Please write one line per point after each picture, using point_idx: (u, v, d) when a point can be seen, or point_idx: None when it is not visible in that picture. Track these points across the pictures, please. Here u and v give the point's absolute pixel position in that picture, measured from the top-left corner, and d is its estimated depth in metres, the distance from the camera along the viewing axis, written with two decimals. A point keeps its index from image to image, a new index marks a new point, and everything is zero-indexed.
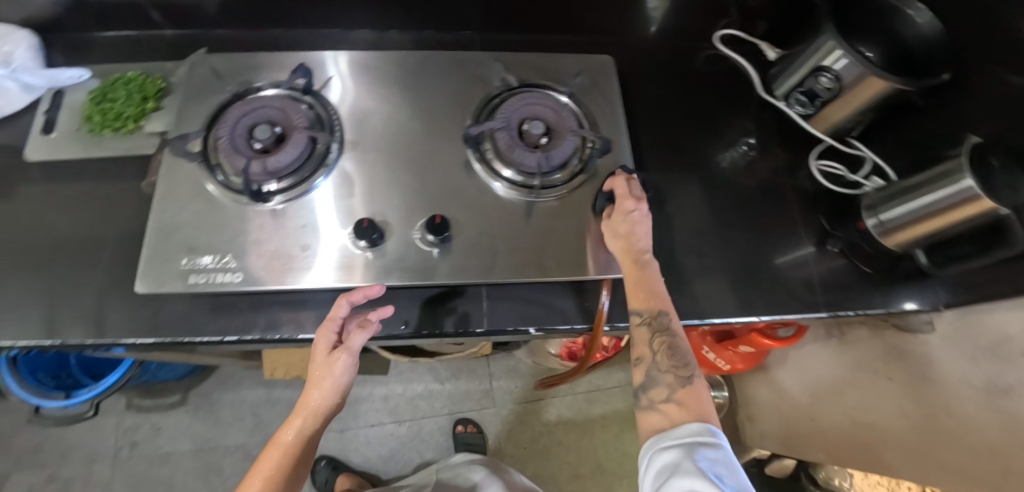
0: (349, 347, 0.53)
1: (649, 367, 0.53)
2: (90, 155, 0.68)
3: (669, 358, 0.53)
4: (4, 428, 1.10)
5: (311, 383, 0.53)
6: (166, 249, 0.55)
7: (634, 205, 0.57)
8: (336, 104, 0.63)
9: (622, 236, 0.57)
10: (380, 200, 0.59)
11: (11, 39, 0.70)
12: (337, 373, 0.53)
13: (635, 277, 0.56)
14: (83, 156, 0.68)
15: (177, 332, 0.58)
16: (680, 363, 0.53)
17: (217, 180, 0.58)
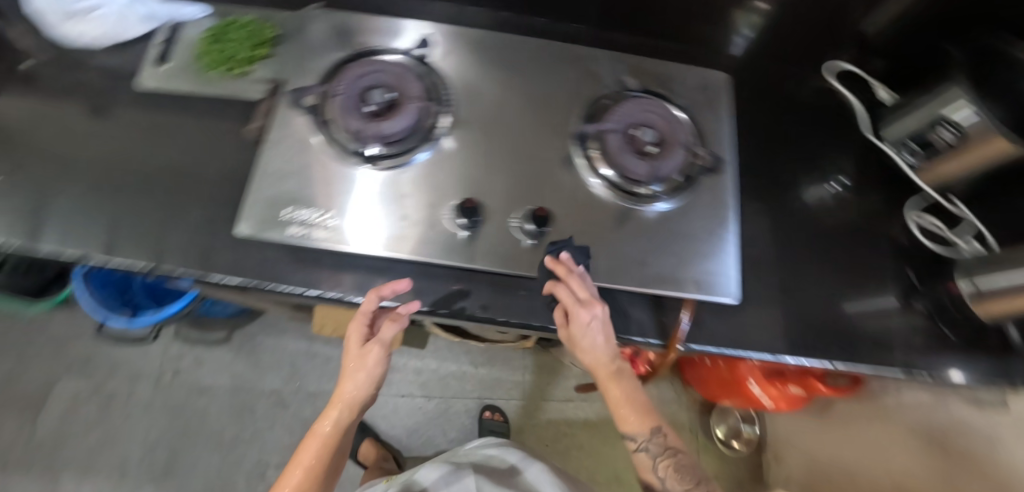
0: (380, 339, 0.56)
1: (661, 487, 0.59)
2: (197, 91, 0.69)
3: (676, 475, 0.59)
4: (62, 334, 1.16)
5: (349, 377, 0.57)
6: (268, 195, 0.56)
7: (590, 314, 0.52)
8: (449, 79, 0.63)
9: (586, 351, 0.54)
10: (480, 183, 0.59)
11: None
12: (369, 363, 0.58)
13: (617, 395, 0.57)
14: (191, 91, 0.70)
15: (265, 278, 0.60)
16: (686, 477, 0.59)
17: (326, 135, 0.58)
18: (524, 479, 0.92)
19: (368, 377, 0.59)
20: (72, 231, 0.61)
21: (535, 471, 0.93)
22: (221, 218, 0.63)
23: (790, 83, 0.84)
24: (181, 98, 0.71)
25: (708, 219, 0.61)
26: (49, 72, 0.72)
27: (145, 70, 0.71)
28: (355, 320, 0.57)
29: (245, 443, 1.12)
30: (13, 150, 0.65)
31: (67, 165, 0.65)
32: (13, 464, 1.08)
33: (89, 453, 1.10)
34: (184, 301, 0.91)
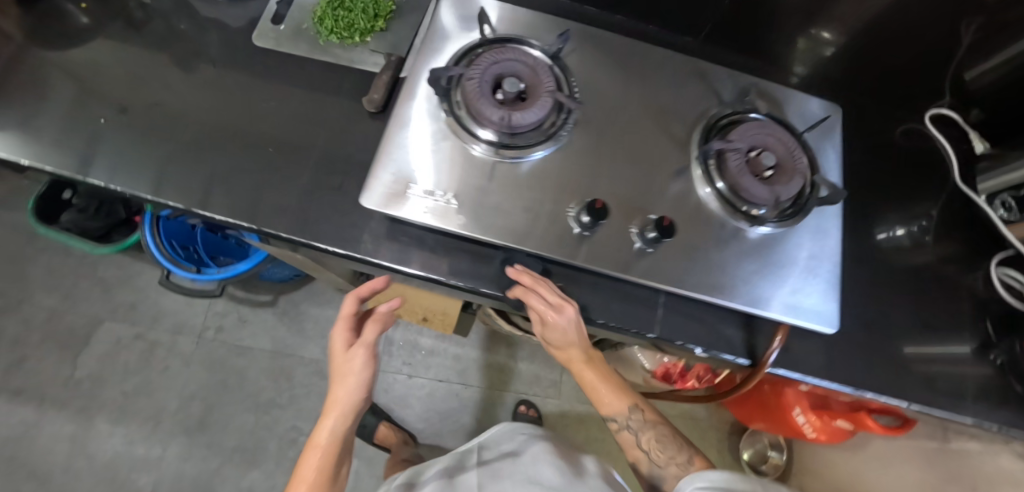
0: (365, 340, 0.65)
1: (651, 462, 0.67)
2: (311, 57, 0.69)
3: (661, 448, 0.66)
4: (112, 277, 1.17)
5: (344, 381, 0.65)
6: (397, 171, 0.56)
7: (565, 312, 0.58)
8: (577, 77, 0.62)
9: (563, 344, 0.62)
10: (598, 185, 0.60)
11: None
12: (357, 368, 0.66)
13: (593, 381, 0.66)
14: (304, 56, 0.69)
15: (371, 251, 0.60)
16: (672, 452, 0.66)
17: (452, 117, 0.57)
18: (524, 456, 0.89)
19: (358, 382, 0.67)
20: (183, 181, 0.61)
21: (531, 448, 0.91)
22: (327, 183, 0.63)
23: (885, 121, 0.84)
24: (289, 56, 0.69)
25: (813, 249, 0.62)
26: (164, 20, 0.72)
27: (261, 28, 0.70)
28: (339, 327, 0.66)
29: (280, 407, 1.12)
30: (129, 94, 0.66)
31: (178, 113, 0.65)
32: (52, 400, 1.09)
33: (126, 399, 1.10)
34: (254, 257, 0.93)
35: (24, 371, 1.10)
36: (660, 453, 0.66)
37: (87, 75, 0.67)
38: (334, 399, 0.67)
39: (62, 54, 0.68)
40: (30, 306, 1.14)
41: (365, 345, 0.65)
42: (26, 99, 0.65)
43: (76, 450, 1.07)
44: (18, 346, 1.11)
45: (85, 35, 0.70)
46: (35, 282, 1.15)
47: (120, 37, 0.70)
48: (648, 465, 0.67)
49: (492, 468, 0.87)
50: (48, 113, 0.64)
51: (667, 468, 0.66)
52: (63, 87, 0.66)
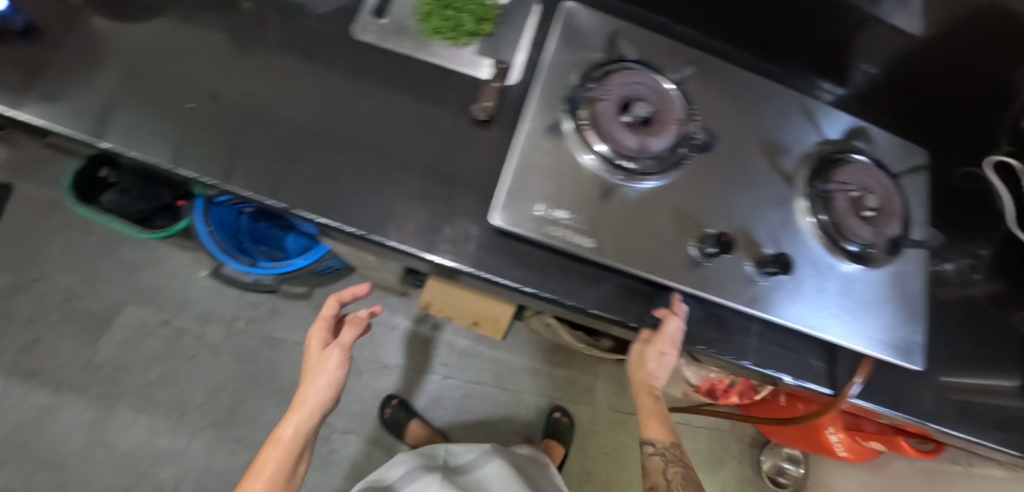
0: (341, 341, 0.63)
1: None
2: (412, 55, 0.66)
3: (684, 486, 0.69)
4: (140, 259, 1.12)
5: (312, 381, 0.62)
6: (525, 188, 0.54)
7: (668, 352, 0.59)
8: (695, 105, 0.62)
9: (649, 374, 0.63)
10: (713, 215, 0.60)
11: None
12: (328, 368, 0.63)
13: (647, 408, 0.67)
14: (405, 53, 0.66)
15: (481, 266, 0.59)
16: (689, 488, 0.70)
17: (578, 135, 0.56)
18: (487, 476, 0.94)
19: (329, 383, 0.64)
20: (284, 181, 0.58)
21: (495, 465, 0.96)
22: (436, 192, 0.60)
23: (947, 162, 0.87)
24: (391, 52, 0.66)
25: (903, 289, 0.64)
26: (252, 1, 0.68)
27: (361, 22, 0.66)
28: (318, 327, 0.65)
29: None
30: (219, 81, 0.62)
31: (274, 106, 0.61)
32: (70, 385, 1.06)
33: (150, 387, 1.07)
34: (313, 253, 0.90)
35: (38, 353, 1.07)
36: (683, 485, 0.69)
37: (173, 56, 0.62)
38: (303, 397, 0.64)
39: (142, 29, 0.63)
40: (49, 286, 1.10)
41: (341, 346, 0.63)
42: (107, 78, 0.60)
43: (95, 437, 1.04)
44: (33, 326, 1.08)
45: (167, 10, 0.65)
46: (52, 262, 1.11)
47: (205, 16, 0.66)
48: None
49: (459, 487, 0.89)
50: (131, 95, 0.59)
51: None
52: (146, 67, 0.62)
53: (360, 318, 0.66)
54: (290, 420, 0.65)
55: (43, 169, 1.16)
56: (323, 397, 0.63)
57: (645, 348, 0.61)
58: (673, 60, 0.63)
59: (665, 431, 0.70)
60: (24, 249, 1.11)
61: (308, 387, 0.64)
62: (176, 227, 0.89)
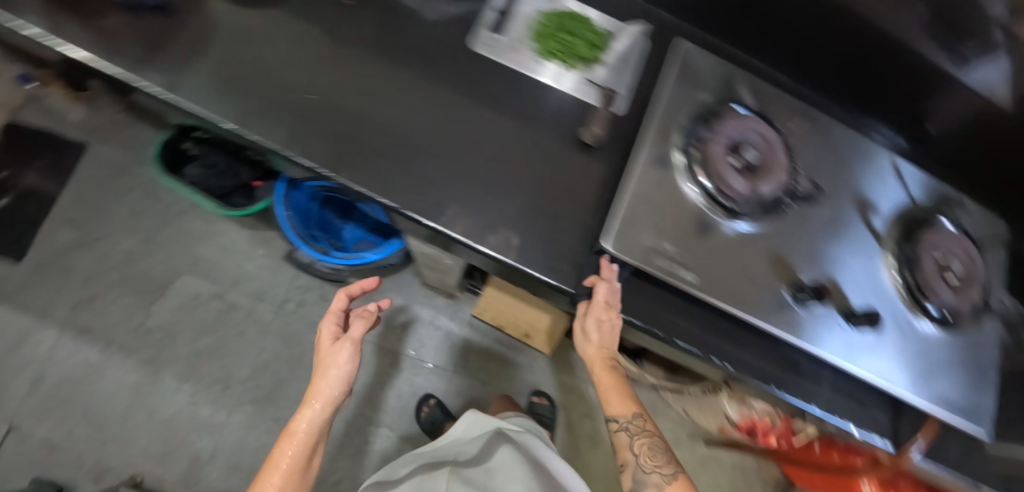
0: (353, 334, 0.66)
1: (637, 470, 0.67)
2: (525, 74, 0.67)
3: (652, 459, 0.66)
4: (200, 230, 1.14)
5: (325, 371, 0.64)
6: (635, 217, 0.55)
7: (612, 317, 0.59)
8: (796, 154, 0.64)
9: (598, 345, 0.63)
10: (808, 262, 0.61)
11: None
12: (340, 359, 0.65)
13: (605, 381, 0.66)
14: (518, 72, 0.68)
15: (579, 286, 0.59)
16: (663, 463, 0.66)
17: (688, 171, 0.58)
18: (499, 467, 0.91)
19: (341, 378, 0.65)
20: (395, 182, 0.60)
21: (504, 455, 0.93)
22: (539, 210, 0.61)
23: None
24: (504, 70, 0.68)
25: (980, 356, 0.65)
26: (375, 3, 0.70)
27: (480, 35, 0.68)
28: (329, 320, 0.68)
29: (352, 392, 1.12)
30: (341, 80, 0.64)
31: (391, 109, 0.64)
32: (120, 345, 1.08)
33: (197, 357, 1.09)
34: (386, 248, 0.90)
35: (94, 311, 1.09)
36: (650, 459, 0.66)
37: (299, 51, 0.65)
38: (314, 391, 0.64)
39: (272, 21, 0.66)
40: (110, 247, 1.12)
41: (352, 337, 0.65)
42: (237, 67, 0.63)
43: (139, 400, 1.06)
44: (91, 284, 1.10)
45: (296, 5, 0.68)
46: (116, 224, 1.14)
47: (330, 14, 0.68)
48: (632, 473, 0.67)
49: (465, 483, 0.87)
50: (259, 86, 0.62)
51: (650, 475, 0.66)
52: (273, 59, 0.64)
53: (370, 313, 0.70)
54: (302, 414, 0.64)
55: (117, 133, 1.19)
56: (336, 387, 0.64)
57: (584, 318, 0.61)
58: (777, 107, 0.65)
59: (628, 403, 0.68)
60: (91, 209, 1.14)
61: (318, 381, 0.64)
62: (252, 207, 0.90)
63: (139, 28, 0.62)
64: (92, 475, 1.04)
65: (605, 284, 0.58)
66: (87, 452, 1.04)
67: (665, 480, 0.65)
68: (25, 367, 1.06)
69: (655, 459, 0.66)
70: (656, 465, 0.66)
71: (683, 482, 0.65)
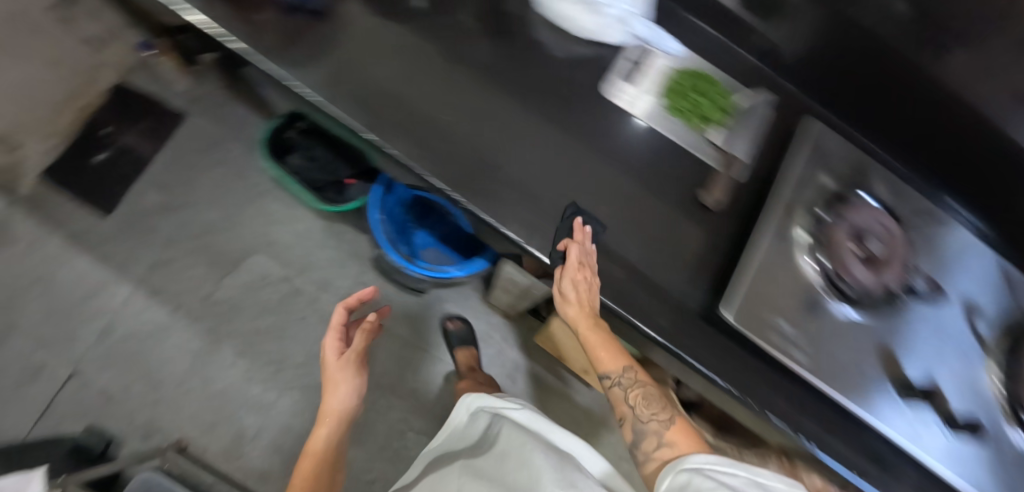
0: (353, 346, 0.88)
1: (635, 421, 0.62)
2: (650, 128, 0.70)
3: (648, 408, 0.62)
4: (279, 213, 1.18)
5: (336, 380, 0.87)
6: (756, 291, 0.56)
7: (590, 276, 0.58)
8: (912, 250, 0.64)
9: (578, 303, 0.59)
10: (912, 360, 0.60)
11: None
12: (346, 368, 0.88)
13: (593, 335, 0.62)
14: (643, 125, 0.70)
15: (683, 346, 0.60)
16: (659, 410, 0.62)
17: (812, 250, 0.58)
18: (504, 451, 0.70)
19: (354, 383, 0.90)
20: (519, 213, 0.61)
21: (507, 430, 0.75)
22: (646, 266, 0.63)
23: None
24: (628, 120, 0.70)
25: None
26: (511, 37, 0.73)
27: (614, 84, 0.70)
28: (332, 338, 0.89)
29: (398, 394, 1.14)
30: (476, 108, 0.68)
31: (520, 144, 0.66)
32: (188, 312, 1.12)
33: (257, 335, 1.12)
34: (467, 265, 0.93)
35: (169, 273, 1.13)
36: (645, 408, 0.61)
37: (439, 74, 0.68)
38: (329, 404, 0.88)
39: (416, 41, 0.69)
40: (193, 215, 1.17)
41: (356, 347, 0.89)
42: (381, 78, 0.65)
43: (197, 367, 1.09)
44: (170, 248, 1.14)
45: (439, 28, 0.71)
46: (202, 193, 1.18)
47: (470, 41, 0.71)
48: (630, 425, 0.62)
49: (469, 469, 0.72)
50: (398, 100, 0.64)
51: (648, 423, 0.60)
52: (415, 77, 0.67)
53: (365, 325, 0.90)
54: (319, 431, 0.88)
55: (215, 107, 1.24)
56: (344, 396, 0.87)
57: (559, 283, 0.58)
58: (899, 200, 0.65)
59: (618, 357, 0.63)
60: (180, 176, 1.19)
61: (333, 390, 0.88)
62: (343, 205, 0.93)
63: (297, 29, 0.65)
64: (141, 432, 1.07)
65: (577, 245, 0.60)
66: (141, 409, 1.08)
67: (663, 426, 0.60)
68: (98, 317, 1.11)
69: (650, 407, 0.62)
70: (653, 412, 0.61)
71: (681, 423, 0.61)
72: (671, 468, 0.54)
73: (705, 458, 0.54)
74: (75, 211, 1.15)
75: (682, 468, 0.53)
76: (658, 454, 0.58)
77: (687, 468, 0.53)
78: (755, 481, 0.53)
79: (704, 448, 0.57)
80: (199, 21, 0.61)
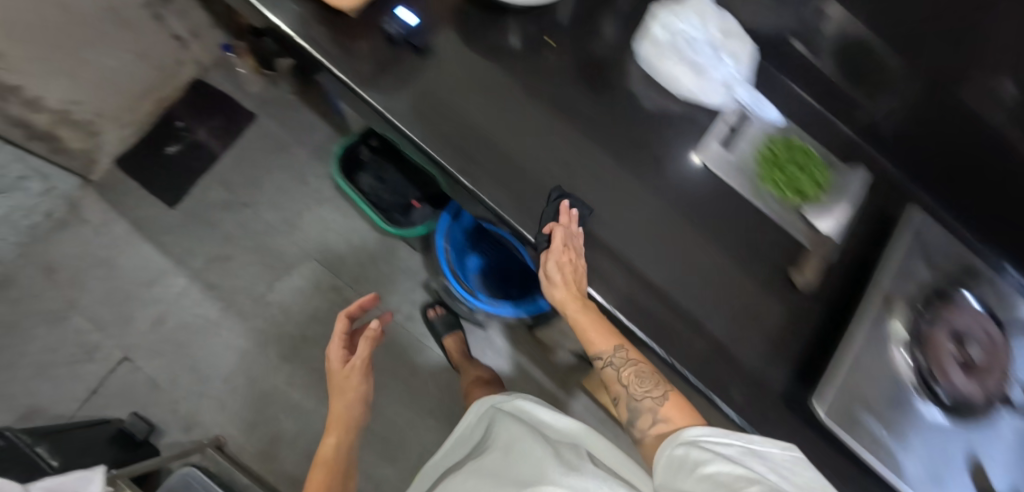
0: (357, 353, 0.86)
1: (630, 398, 0.57)
2: (745, 196, 0.68)
3: (640, 383, 0.57)
4: (337, 221, 1.19)
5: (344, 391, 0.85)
6: (845, 385, 0.55)
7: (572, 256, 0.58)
8: (1006, 358, 0.62)
9: (565, 284, 0.58)
10: (998, 473, 0.58)
11: (742, 59, 0.69)
12: (353, 378, 0.86)
13: (584, 314, 0.59)
14: (738, 193, 0.69)
15: (760, 428, 0.58)
16: (653, 386, 0.57)
17: (908, 346, 0.58)
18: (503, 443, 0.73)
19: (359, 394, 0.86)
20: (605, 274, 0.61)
21: (506, 425, 0.78)
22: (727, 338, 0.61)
23: None
24: (722, 188, 0.68)
25: None
26: (611, 87, 0.71)
27: (711, 148, 0.69)
28: (337, 347, 0.88)
29: (433, 415, 1.14)
30: (571, 161, 0.66)
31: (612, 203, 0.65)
32: (239, 309, 1.14)
33: (303, 340, 1.13)
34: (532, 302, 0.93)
35: (225, 269, 1.16)
36: (637, 386, 0.57)
37: (539, 122, 0.67)
38: (336, 418, 0.84)
39: (517, 86, 0.69)
40: (254, 214, 1.19)
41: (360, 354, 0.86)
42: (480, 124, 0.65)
43: (242, 365, 1.11)
44: (228, 245, 1.17)
45: (540, 72, 0.70)
46: (264, 194, 1.20)
47: (571, 87, 0.70)
48: (626, 403, 0.58)
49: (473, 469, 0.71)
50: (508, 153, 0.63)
51: (642, 400, 0.56)
52: (514, 123, 0.67)
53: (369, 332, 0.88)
54: (327, 441, 0.83)
55: (284, 111, 1.26)
56: (351, 410, 0.84)
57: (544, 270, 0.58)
58: (993, 302, 0.63)
59: (608, 335, 0.59)
60: (245, 174, 1.21)
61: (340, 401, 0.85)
62: (414, 230, 0.92)
63: (398, 64, 0.66)
64: (182, 423, 1.09)
65: (562, 228, 0.59)
66: (185, 400, 1.10)
67: (657, 403, 0.55)
68: (153, 305, 1.13)
69: (644, 385, 0.57)
70: (647, 389, 0.56)
71: (678, 399, 0.56)
72: (669, 443, 0.50)
73: (701, 430, 0.50)
74: (143, 200, 1.19)
75: (677, 444, 0.50)
76: (654, 431, 0.54)
77: (682, 442, 0.50)
78: (751, 450, 0.49)
79: (699, 420, 0.53)
80: (316, 57, 0.65)
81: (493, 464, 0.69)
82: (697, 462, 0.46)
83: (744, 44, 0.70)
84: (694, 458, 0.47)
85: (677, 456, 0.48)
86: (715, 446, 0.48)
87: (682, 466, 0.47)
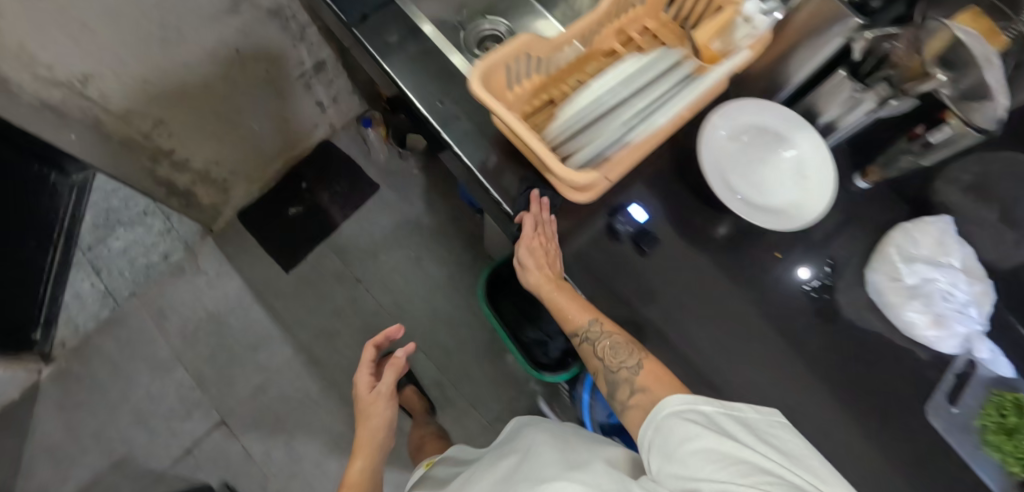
0: (382, 382, 0.75)
1: (607, 373, 0.58)
2: (964, 459, 0.60)
3: (618, 356, 0.57)
4: (448, 313, 1.15)
5: (369, 420, 0.74)
6: None
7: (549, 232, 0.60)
8: None
9: (541, 268, 0.61)
10: None
11: (983, 302, 0.62)
12: (379, 409, 0.75)
13: (562, 294, 0.61)
14: (959, 456, 0.61)
15: None
16: (626, 356, 0.57)
17: None
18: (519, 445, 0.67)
19: (382, 423, 0.75)
20: None
21: (527, 430, 0.71)
22: None
23: None
24: (951, 454, 0.61)
25: None
26: (838, 313, 0.64)
27: (938, 403, 0.62)
28: (364, 371, 0.77)
29: None
30: (788, 401, 0.61)
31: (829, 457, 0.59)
32: (340, 390, 1.11)
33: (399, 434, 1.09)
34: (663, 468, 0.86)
35: (331, 346, 1.13)
36: (612, 358, 0.57)
37: (752, 343, 0.61)
38: (360, 442, 0.74)
39: (737, 297, 0.63)
40: (365, 293, 1.16)
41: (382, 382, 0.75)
42: (698, 346, 0.60)
43: (336, 450, 1.09)
44: (337, 319, 1.14)
45: (760, 286, 0.64)
46: (378, 270, 1.17)
47: (793, 308, 0.64)
48: (605, 375, 0.59)
49: (485, 469, 0.67)
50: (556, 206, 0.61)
51: (618, 372, 0.57)
52: (731, 346, 0.62)
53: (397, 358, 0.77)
54: (353, 465, 0.73)
55: (407, 186, 1.22)
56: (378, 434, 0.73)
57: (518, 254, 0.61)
58: None
59: (582, 309, 0.60)
60: (362, 247, 1.18)
61: (365, 431, 0.75)
62: (557, 374, 0.86)
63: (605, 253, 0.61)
64: None
65: (532, 216, 0.59)
66: (274, 477, 1.07)
67: (633, 373, 0.56)
68: (256, 371, 1.11)
69: (619, 355, 0.57)
70: (621, 359, 0.57)
71: (654, 365, 0.56)
72: (651, 419, 0.53)
73: (683, 398, 0.52)
74: (260, 259, 1.17)
75: (662, 419, 0.52)
76: (633, 402, 0.56)
77: (667, 415, 0.52)
78: (728, 413, 0.52)
79: (676, 387, 0.54)
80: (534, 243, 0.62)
81: (506, 466, 0.63)
82: (683, 436, 0.48)
83: (985, 284, 0.63)
84: (680, 435, 0.49)
85: (665, 431, 0.50)
86: (698, 416, 0.50)
87: (669, 441, 0.49)
